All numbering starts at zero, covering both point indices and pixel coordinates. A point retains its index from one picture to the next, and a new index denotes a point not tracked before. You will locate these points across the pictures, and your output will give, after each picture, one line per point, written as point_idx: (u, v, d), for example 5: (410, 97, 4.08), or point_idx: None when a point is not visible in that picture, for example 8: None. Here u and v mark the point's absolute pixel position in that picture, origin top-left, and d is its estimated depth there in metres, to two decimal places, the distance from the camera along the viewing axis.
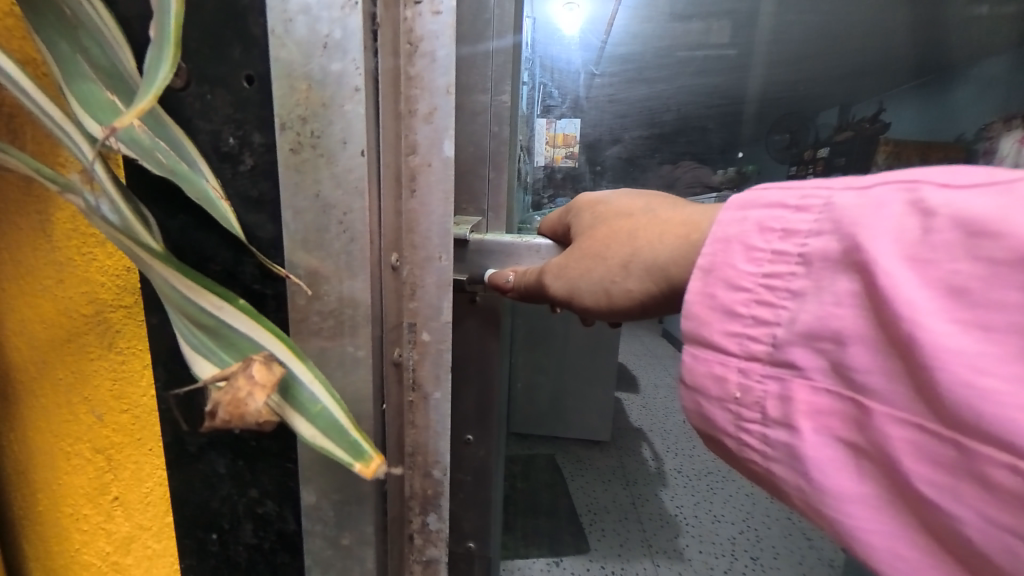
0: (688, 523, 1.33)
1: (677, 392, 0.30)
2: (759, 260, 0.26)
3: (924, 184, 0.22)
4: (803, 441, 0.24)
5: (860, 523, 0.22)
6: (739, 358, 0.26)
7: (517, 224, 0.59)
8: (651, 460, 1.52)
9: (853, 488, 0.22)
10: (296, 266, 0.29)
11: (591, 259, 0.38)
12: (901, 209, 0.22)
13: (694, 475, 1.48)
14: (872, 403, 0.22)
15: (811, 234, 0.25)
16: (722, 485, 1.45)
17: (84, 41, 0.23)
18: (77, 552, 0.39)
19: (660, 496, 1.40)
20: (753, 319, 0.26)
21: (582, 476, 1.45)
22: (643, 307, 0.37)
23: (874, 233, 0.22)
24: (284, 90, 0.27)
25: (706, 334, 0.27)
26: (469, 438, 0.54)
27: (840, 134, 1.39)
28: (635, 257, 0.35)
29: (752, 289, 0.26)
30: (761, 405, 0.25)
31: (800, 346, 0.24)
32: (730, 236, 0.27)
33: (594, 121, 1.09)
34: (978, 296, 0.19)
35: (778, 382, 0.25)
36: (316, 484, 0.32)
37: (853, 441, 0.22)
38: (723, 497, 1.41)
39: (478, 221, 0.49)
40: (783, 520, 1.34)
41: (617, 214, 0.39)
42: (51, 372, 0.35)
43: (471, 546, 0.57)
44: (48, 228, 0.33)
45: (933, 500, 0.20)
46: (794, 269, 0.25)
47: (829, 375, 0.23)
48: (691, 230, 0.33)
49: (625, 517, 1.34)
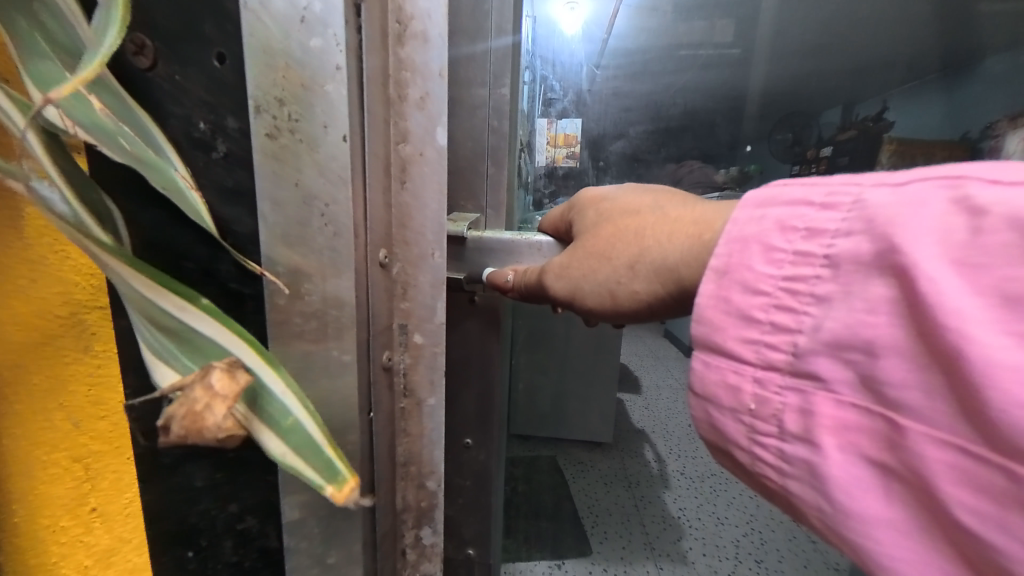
0: (691, 526, 1.30)
1: (688, 400, 0.30)
2: (779, 262, 0.26)
3: (970, 181, 0.21)
4: (824, 458, 0.23)
5: (886, 548, 0.21)
6: (757, 366, 0.26)
7: (517, 222, 0.58)
8: (653, 462, 1.52)
9: (880, 510, 0.21)
10: (276, 263, 0.28)
11: (596, 259, 0.37)
12: (944, 208, 0.21)
13: (696, 478, 1.47)
14: (905, 421, 0.20)
15: (839, 235, 0.24)
16: (724, 487, 1.43)
17: (39, 15, 0.22)
18: (52, 567, 0.38)
19: (662, 498, 1.38)
20: (772, 325, 0.25)
21: (584, 478, 1.44)
22: (648, 308, 0.36)
23: (913, 234, 0.21)
24: (261, 69, 0.26)
25: (719, 340, 0.27)
26: (469, 442, 0.53)
27: (842, 134, 1.37)
28: (642, 257, 0.34)
29: (771, 293, 0.26)
30: (779, 418, 0.25)
31: (825, 355, 0.23)
32: (748, 236, 0.27)
33: (599, 117, 1.07)
34: None
35: (797, 395, 0.24)
36: (300, 498, 0.30)
37: (883, 460, 0.21)
38: (726, 500, 1.39)
39: (477, 218, 0.48)
40: (786, 523, 1.32)
41: (623, 211, 0.38)
42: (23, 377, 0.34)
43: (471, 553, 0.56)
44: (18, 228, 0.32)
45: (974, 530, 0.18)
46: (818, 271, 0.24)
47: (857, 389, 0.22)
48: (702, 228, 0.32)
49: (627, 519, 1.32)
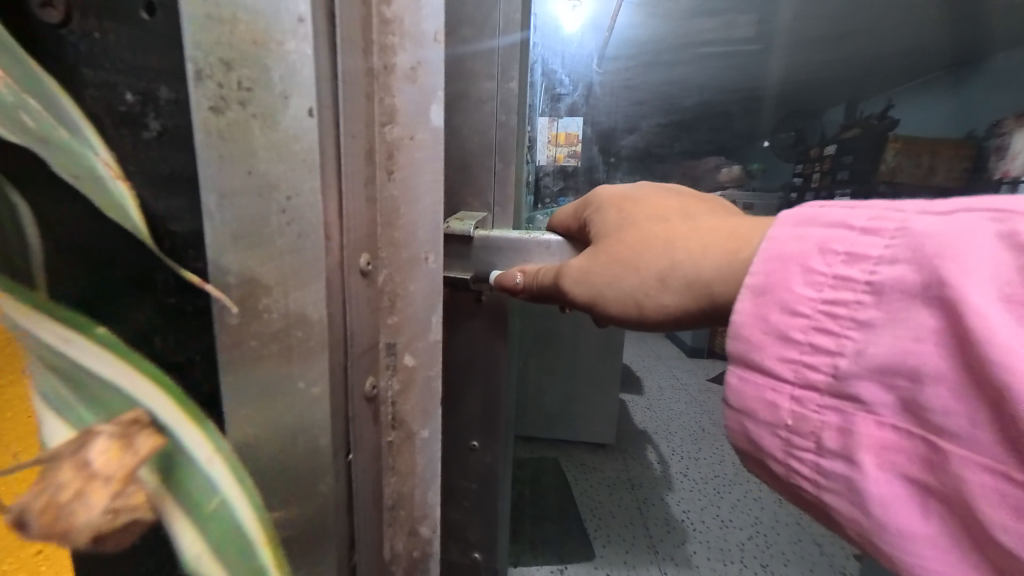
0: (695, 530, 1.28)
1: (723, 412, 0.31)
2: (820, 284, 0.27)
3: (1015, 217, 0.22)
4: (863, 476, 0.24)
5: (921, 560, 0.22)
6: (795, 386, 0.27)
7: (524, 219, 0.56)
8: (656, 463, 1.49)
9: (917, 524, 0.22)
10: (227, 271, 0.24)
11: (620, 266, 0.35)
12: (992, 242, 0.22)
13: (700, 480, 1.44)
14: (945, 443, 0.22)
15: (882, 262, 0.25)
16: (729, 489, 1.41)
17: None
18: None
19: (665, 500, 1.36)
20: (812, 347, 0.26)
21: (586, 479, 1.42)
22: (673, 321, 0.34)
23: (960, 268, 0.22)
24: (201, 25, 0.22)
25: (759, 358, 0.28)
26: (475, 444, 0.51)
27: (846, 133, 1.36)
28: (673, 269, 0.33)
29: (812, 316, 0.26)
30: (818, 435, 0.26)
31: (867, 379, 0.24)
32: (790, 256, 0.28)
33: (608, 110, 1.07)
34: None
35: (837, 414, 0.25)
36: None
37: (921, 479, 0.22)
38: (730, 502, 1.36)
39: (484, 217, 0.46)
40: (792, 526, 1.30)
41: (648, 218, 0.36)
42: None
43: (477, 557, 0.54)
44: None
45: (1010, 548, 0.20)
46: (861, 297, 0.25)
47: (899, 411, 0.23)
48: (740, 243, 0.31)
49: (631, 522, 1.29)
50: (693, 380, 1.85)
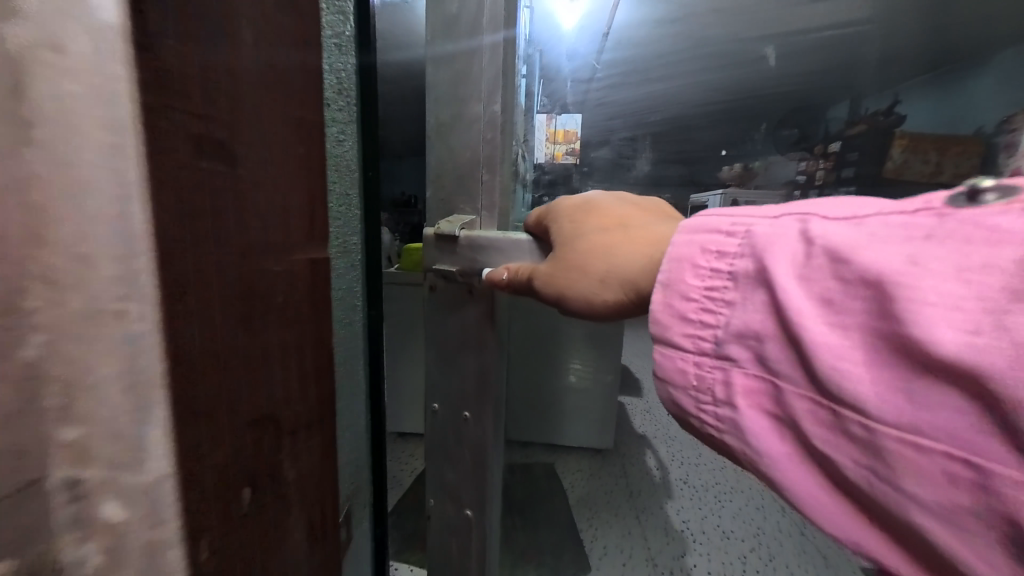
0: (696, 540, 1.21)
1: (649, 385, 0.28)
2: (702, 274, 0.26)
3: (812, 217, 0.23)
4: (744, 419, 0.23)
5: (799, 489, 0.22)
6: (693, 353, 0.26)
7: (514, 224, 0.51)
8: (655, 469, 1.45)
9: (805, 478, 0.21)
10: None
11: (571, 262, 0.31)
12: (793, 238, 0.23)
13: (701, 486, 1.40)
14: (784, 384, 0.22)
15: (737, 256, 0.25)
16: (730, 497, 1.36)
17: None
18: None
19: (665, 509, 1.30)
20: (696, 320, 0.26)
21: (583, 484, 1.37)
22: (616, 318, 0.31)
23: (774, 258, 0.23)
24: None
25: (664, 337, 0.27)
26: (466, 412, 0.43)
27: (852, 127, 1.35)
28: (614, 265, 0.30)
29: (698, 300, 0.26)
30: (712, 391, 0.25)
31: (732, 342, 0.24)
32: (681, 256, 0.27)
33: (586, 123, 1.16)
34: (840, 302, 0.20)
35: (718, 372, 0.25)
36: None
37: (782, 418, 0.22)
38: (732, 511, 1.31)
39: (473, 220, 0.41)
40: (796, 535, 1.25)
41: (604, 214, 0.32)
42: None
43: (470, 515, 0.45)
44: None
45: (847, 468, 0.20)
46: (726, 283, 0.25)
47: (754, 362, 0.23)
48: (656, 245, 0.30)
49: (628, 532, 1.22)
50: None
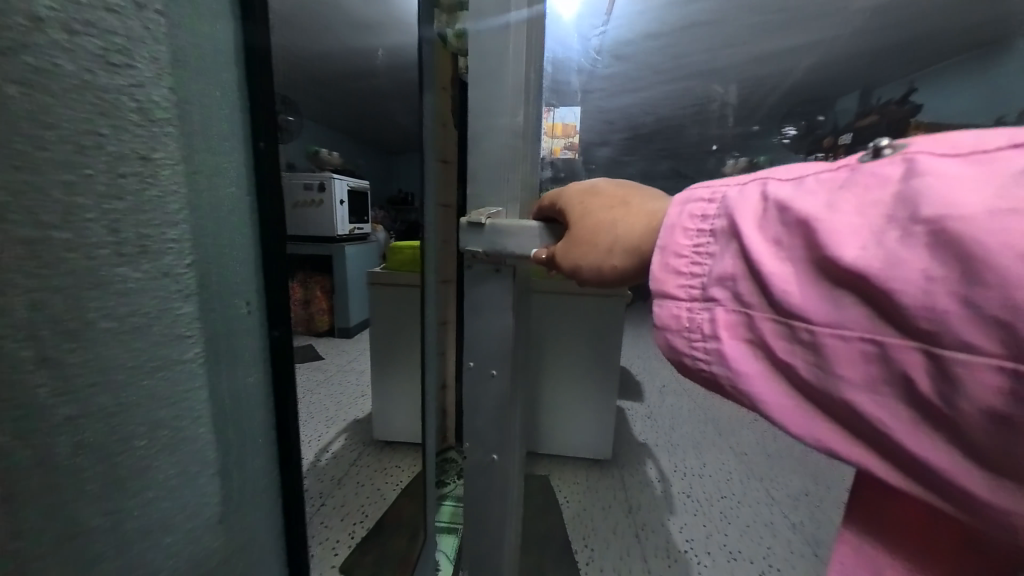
0: (700, 561, 1.10)
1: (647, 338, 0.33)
2: (691, 235, 0.31)
3: (769, 180, 0.28)
4: (728, 350, 0.27)
5: (776, 402, 0.26)
6: (684, 300, 0.30)
7: None
8: (657, 481, 1.41)
9: (778, 389, 0.26)
10: None
11: (583, 241, 0.37)
12: (754, 199, 0.28)
13: (705, 501, 1.34)
14: (756, 314, 0.26)
15: (715, 217, 0.30)
16: (736, 513, 1.28)
17: None
18: None
19: (666, 525, 1.22)
20: (686, 273, 0.30)
21: (578, 503, 1.31)
22: (624, 282, 0.37)
23: (741, 215, 0.28)
24: None
25: (659, 290, 0.31)
26: (495, 371, 0.49)
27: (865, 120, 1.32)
28: (620, 238, 0.35)
29: (686, 256, 0.30)
30: (700, 330, 0.29)
31: (715, 286, 0.28)
32: (672, 223, 0.32)
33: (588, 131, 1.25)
34: (787, 243, 0.25)
35: (704, 313, 0.29)
36: None
37: (759, 342, 0.26)
38: (738, 528, 1.22)
39: (499, 212, 0.46)
40: (808, 554, 1.15)
41: (601, 199, 0.38)
42: None
43: (495, 458, 0.52)
44: None
45: (806, 374, 0.24)
46: (708, 240, 0.30)
47: (733, 299, 0.27)
48: (654, 217, 0.35)
49: (627, 553, 1.12)
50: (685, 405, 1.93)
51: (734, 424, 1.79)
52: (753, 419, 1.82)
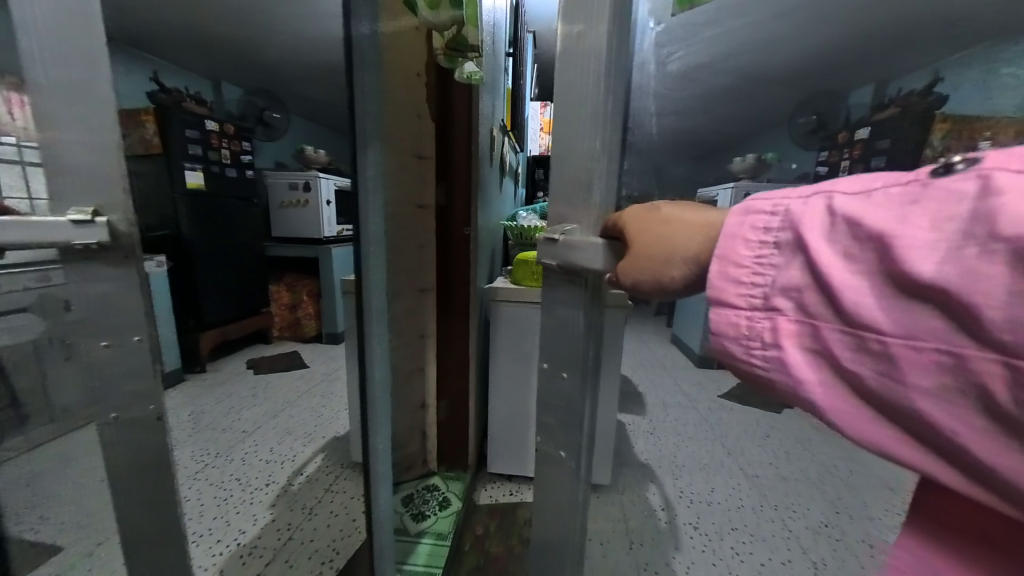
0: None
1: (705, 345, 0.33)
2: (753, 244, 0.31)
3: (835, 189, 0.28)
4: (791, 358, 0.27)
5: (839, 408, 0.26)
6: (745, 308, 0.30)
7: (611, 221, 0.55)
8: (660, 510, 1.29)
9: (842, 395, 0.26)
10: None
11: (642, 253, 0.36)
12: (818, 210, 0.28)
13: (714, 536, 1.22)
14: (821, 323, 0.26)
15: (780, 226, 0.30)
16: (749, 551, 1.16)
17: None
18: None
19: (670, 563, 1.12)
20: (747, 280, 0.30)
21: None
22: (683, 292, 0.36)
23: (807, 226, 0.28)
24: None
25: (719, 297, 0.31)
26: (565, 375, 0.51)
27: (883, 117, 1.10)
28: (676, 250, 0.34)
29: (748, 264, 0.30)
30: (761, 337, 0.29)
31: (780, 294, 0.28)
32: (732, 232, 0.32)
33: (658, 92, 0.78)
34: (856, 255, 0.25)
35: (766, 320, 0.29)
36: None
37: (822, 351, 0.26)
38: (751, 567, 1.11)
39: (572, 228, 0.48)
40: None
41: (656, 214, 0.37)
42: None
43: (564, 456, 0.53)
44: None
45: (875, 381, 0.24)
46: (772, 250, 0.29)
47: (797, 309, 0.28)
48: (711, 227, 0.34)
49: None
50: (699, 426, 1.80)
51: (743, 442, 1.70)
52: (763, 435, 1.75)
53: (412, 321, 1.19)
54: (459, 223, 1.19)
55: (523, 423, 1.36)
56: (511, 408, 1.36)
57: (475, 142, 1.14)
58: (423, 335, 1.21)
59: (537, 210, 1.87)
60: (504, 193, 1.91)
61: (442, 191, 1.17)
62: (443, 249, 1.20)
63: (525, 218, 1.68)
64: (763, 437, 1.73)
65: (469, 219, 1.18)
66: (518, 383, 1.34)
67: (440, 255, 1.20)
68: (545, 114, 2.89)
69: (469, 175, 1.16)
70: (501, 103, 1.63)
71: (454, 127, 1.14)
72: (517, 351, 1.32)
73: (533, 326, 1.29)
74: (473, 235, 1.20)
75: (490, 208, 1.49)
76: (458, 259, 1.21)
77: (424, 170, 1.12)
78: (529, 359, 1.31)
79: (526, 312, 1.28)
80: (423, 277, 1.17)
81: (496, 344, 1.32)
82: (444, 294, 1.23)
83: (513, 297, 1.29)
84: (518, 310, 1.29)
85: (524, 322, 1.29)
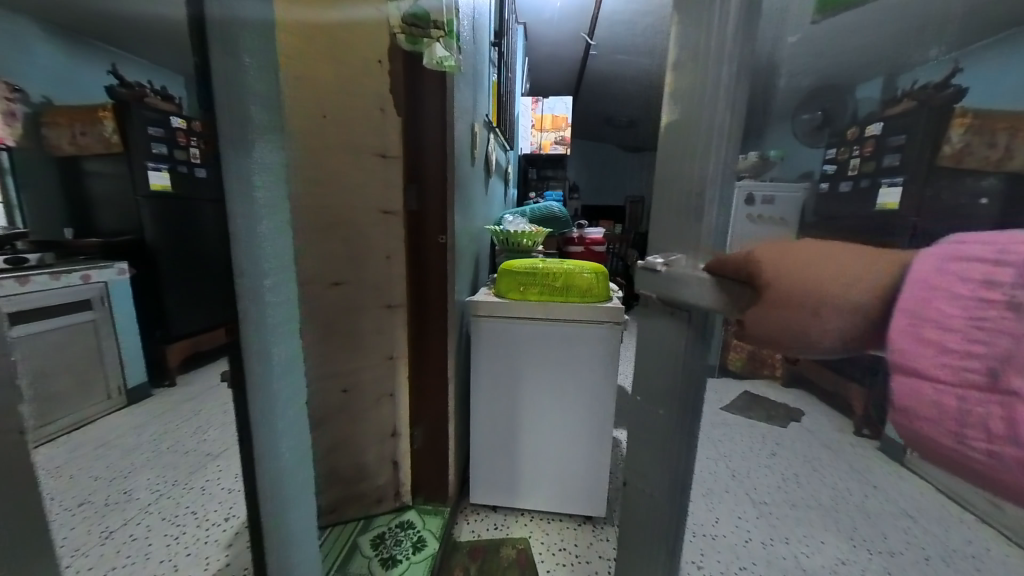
0: None
1: (891, 412, 0.30)
2: (967, 306, 0.26)
3: None
4: None
5: None
6: (954, 382, 0.26)
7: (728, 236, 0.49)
8: None
9: None
10: None
11: (775, 300, 0.33)
12: None
13: None
14: None
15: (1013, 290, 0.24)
16: None
17: None
18: None
19: None
20: (958, 351, 0.26)
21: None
22: (847, 348, 0.32)
23: None
24: None
25: (914, 365, 0.28)
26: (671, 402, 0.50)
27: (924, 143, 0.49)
28: (827, 298, 0.30)
29: (963, 331, 0.26)
30: (984, 420, 0.25)
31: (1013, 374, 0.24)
32: (934, 293, 0.27)
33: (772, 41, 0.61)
34: None
35: (992, 400, 0.25)
36: None
37: None
38: None
39: (677, 257, 0.47)
40: None
41: (810, 255, 0.33)
42: None
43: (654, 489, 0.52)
44: None
45: None
46: (1002, 319, 0.24)
47: None
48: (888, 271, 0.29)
49: None
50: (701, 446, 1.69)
51: (745, 464, 1.58)
52: (768, 455, 1.63)
53: (379, 342, 1.07)
54: (434, 232, 1.05)
55: (507, 451, 1.24)
56: (495, 435, 1.24)
57: (450, 140, 1.00)
58: (391, 357, 1.09)
59: (525, 212, 1.74)
60: (491, 194, 1.78)
61: (413, 196, 1.04)
62: (416, 261, 1.07)
63: (512, 221, 1.55)
64: (769, 458, 1.62)
65: (445, 227, 1.05)
66: (501, 408, 1.22)
67: (414, 268, 1.08)
68: (535, 109, 2.76)
69: (444, 177, 1.02)
70: (485, 96, 1.49)
71: (426, 128, 1.01)
72: (500, 372, 1.19)
73: (518, 344, 1.16)
74: (449, 244, 1.06)
75: (473, 213, 1.35)
76: (434, 273, 1.08)
77: (390, 173, 0.99)
78: (513, 381, 1.19)
79: (510, 329, 1.15)
80: (391, 292, 1.05)
81: (476, 364, 1.20)
82: (420, 312, 1.10)
83: (496, 312, 1.15)
84: (501, 326, 1.16)
85: (509, 340, 1.16)
